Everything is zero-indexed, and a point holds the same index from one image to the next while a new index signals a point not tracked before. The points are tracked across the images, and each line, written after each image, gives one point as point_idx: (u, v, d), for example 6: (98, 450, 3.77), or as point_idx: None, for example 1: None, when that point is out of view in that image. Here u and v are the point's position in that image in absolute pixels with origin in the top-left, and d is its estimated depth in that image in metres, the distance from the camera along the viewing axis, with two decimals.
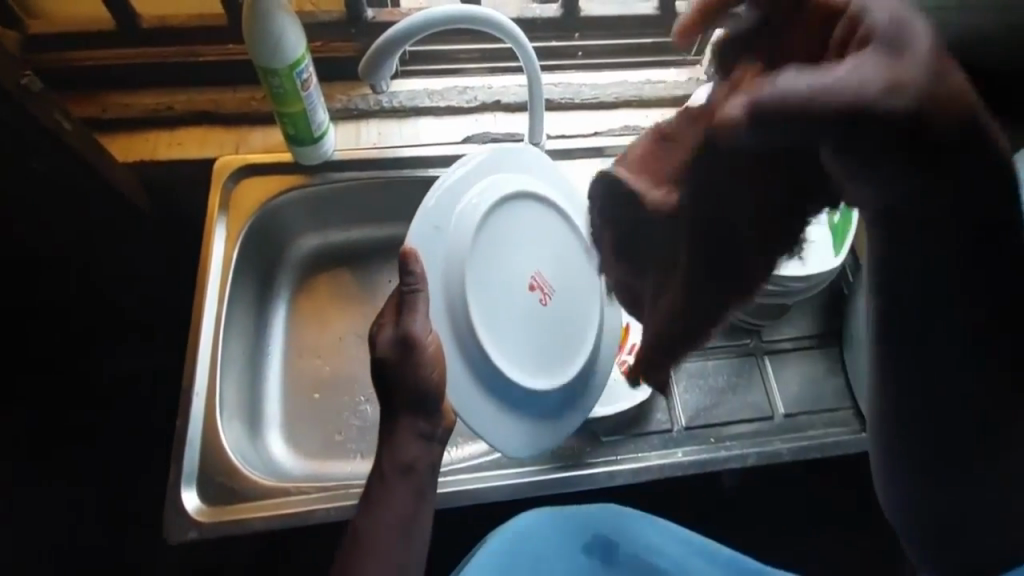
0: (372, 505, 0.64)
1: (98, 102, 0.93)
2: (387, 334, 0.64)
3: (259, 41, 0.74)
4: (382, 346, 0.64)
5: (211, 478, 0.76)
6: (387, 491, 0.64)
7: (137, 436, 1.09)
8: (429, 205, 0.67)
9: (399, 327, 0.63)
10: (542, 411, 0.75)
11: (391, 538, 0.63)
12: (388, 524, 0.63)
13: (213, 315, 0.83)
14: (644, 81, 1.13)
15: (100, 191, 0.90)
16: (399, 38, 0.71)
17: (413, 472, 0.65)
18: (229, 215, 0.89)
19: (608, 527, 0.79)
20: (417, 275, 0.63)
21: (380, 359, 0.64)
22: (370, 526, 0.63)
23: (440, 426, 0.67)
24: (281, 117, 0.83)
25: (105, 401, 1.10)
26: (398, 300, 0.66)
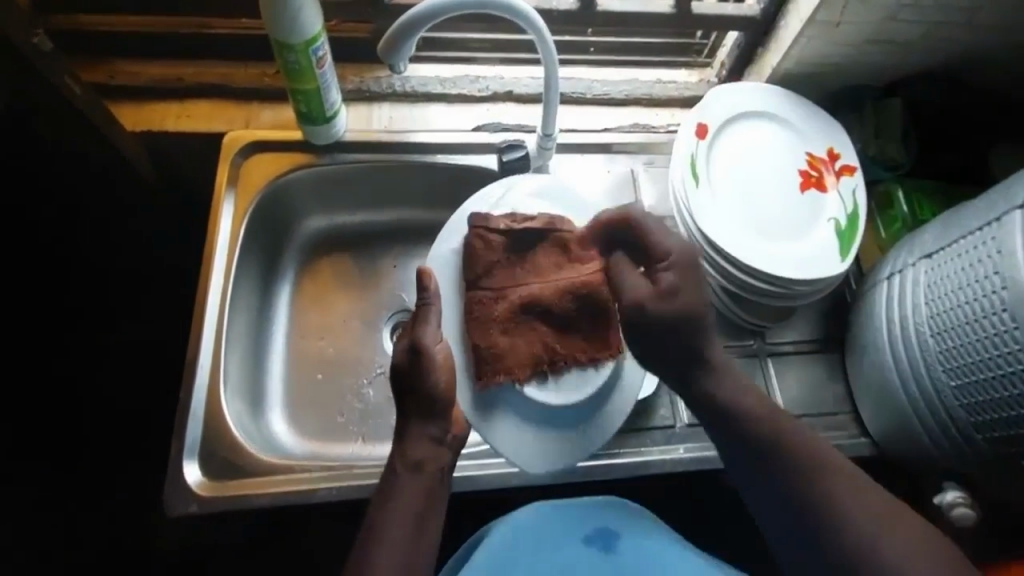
0: (386, 499, 0.66)
1: (107, 69, 0.91)
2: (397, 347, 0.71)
3: (275, 15, 0.73)
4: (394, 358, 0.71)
5: (213, 453, 0.76)
6: (398, 484, 0.66)
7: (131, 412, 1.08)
8: (444, 245, 0.82)
9: (412, 337, 0.70)
10: (556, 423, 0.78)
11: (404, 532, 0.64)
12: (402, 515, 0.64)
13: (218, 290, 0.82)
14: (655, 80, 1.14)
15: (107, 159, 0.88)
16: (417, 20, 0.70)
17: (425, 470, 0.68)
18: (237, 190, 0.88)
19: (602, 519, 0.80)
20: (431, 290, 0.71)
21: (393, 367, 0.71)
22: (384, 517, 0.64)
23: (448, 432, 0.71)
24: (294, 94, 0.82)
25: (97, 378, 1.08)
26: (413, 315, 0.72)
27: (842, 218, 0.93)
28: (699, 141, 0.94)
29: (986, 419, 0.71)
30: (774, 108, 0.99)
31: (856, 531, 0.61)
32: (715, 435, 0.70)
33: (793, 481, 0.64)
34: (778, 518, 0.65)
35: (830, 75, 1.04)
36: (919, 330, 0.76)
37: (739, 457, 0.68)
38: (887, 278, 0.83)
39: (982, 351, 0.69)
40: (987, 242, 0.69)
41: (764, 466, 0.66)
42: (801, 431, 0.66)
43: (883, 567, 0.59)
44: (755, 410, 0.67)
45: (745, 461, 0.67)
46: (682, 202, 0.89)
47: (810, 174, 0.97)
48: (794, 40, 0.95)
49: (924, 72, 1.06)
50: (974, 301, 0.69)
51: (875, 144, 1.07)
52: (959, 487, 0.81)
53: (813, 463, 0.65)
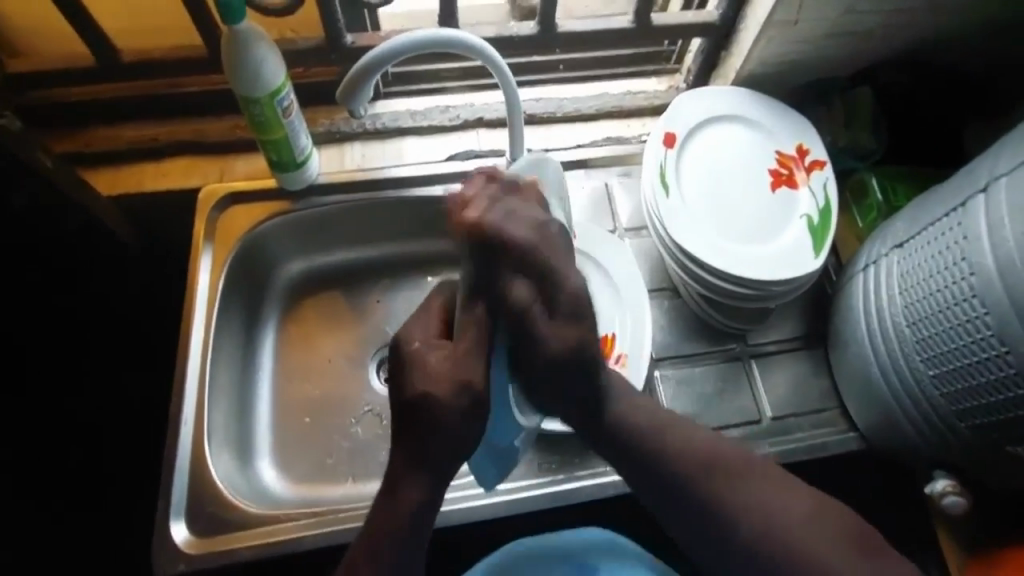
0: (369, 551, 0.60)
1: (81, 137, 0.93)
2: (422, 366, 0.60)
3: (238, 71, 0.76)
4: (418, 386, 0.58)
5: (200, 509, 0.77)
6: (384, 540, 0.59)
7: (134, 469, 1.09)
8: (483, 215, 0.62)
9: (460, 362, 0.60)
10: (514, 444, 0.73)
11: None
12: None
13: (200, 346, 0.84)
14: (624, 92, 1.16)
15: (85, 226, 0.90)
16: (374, 64, 0.73)
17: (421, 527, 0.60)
18: (215, 242, 0.89)
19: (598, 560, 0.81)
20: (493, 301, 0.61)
21: (418, 398, 0.58)
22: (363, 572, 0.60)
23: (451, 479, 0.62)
24: (264, 144, 0.84)
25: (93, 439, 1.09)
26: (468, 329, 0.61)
27: (814, 213, 0.94)
28: (668, 151, 0.95)
29: (965, 405, 0.72)
30: (741, 110, 1.00)
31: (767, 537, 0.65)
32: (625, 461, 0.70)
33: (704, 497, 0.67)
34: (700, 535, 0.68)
35: (793, 73, 1.06)
36: (895, 321, 0.77)
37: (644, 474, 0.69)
38: (862, 270, 0.83)
39: (956, 337, 0.69)
40: (954, 228, 0.70)
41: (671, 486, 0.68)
42: (663, 436, 0.70)
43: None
44: (694, 448, 0.69)
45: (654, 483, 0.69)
46: (654, 213, 0.90)
47: (780, 173, 0.98)
48: (754, 42, 0.97)
49: (888, 59, 1.07)
50: (946, 288, 0.70)
51: (844, 135, 1.09)
52: (949, 476, 0.80)
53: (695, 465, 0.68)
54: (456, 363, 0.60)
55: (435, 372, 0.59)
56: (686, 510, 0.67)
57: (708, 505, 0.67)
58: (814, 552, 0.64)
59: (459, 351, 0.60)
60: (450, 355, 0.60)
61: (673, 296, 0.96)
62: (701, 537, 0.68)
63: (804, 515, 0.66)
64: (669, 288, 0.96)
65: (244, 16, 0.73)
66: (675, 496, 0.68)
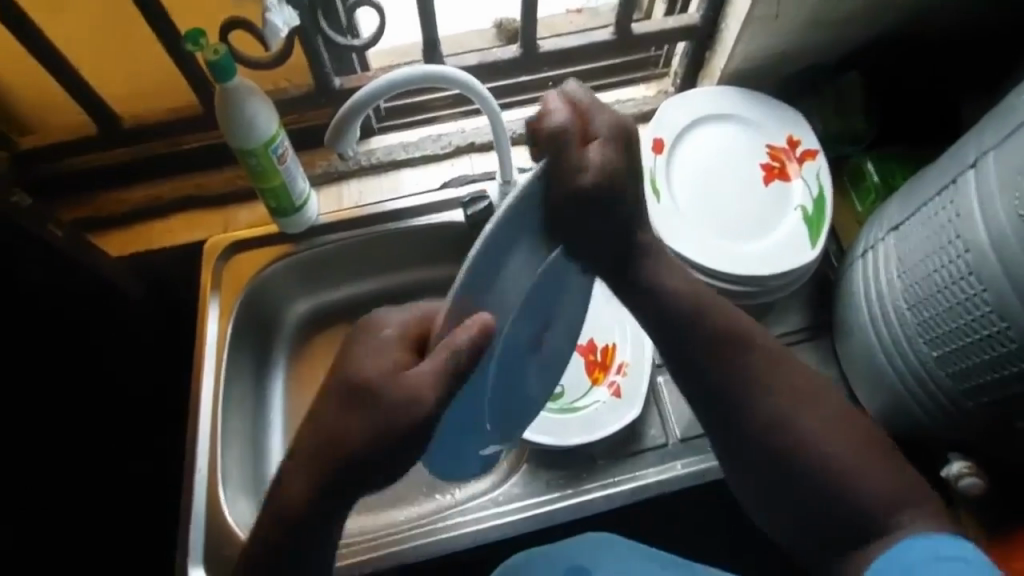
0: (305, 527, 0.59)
1: (89, 204, 0.98)
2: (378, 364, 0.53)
3: (232, 126, 0.79)
4: (360, 399, 0.53)
5: (217, 553, 0.80)
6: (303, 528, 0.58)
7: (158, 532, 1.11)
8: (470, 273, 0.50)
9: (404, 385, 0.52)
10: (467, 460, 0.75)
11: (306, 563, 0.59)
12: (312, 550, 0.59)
13: (211, 393, 0.87)
14: (613, 102, 1.17)
15: (100, 289, 0.95)
16: (358, 107, 0.76)
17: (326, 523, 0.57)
18: (221, 291, 0.93)
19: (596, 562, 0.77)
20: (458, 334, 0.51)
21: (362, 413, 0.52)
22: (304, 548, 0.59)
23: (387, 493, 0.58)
24: (262, 192, 0.88)
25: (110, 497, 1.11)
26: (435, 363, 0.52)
27: (809, 204, 0.94)
28: (657, 157, 0.96)
29: (973, 385, 0.70)
30: (728, 108, 1.00)
31: (822, 455, 0.65)
32: (692, 371, 0.68)
33: (766, 408, 0.66)
34: (757, 452, 0.67)
35: (780, 66, 1.05)
36: (896, 305, 0.76)
37: (710, 388, 0.67)
38: (862, 256, 0.83)
39: (958, 315, 0.68)
40: (947, 207, 0.69)
41: (735, 399, 0.66)
42: (740, 344, 0.67)
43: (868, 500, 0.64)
44: (761, 362, 0.67)
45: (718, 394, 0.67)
46: (646, 220, 0.91)
47: (772, 166, 0.97)
48: (737, 39, 0.96)
49: (884, 40, 1.04)
50: (945, 267, 0.69)
51: (838, 122, 1.09)
52: (965, 456, 0.79)
53: (768, 374, 0.66)
54: (414, 380, 0.51)
55: (389, 380, 0.52)
56: (743, 426, 0.66)
57: (772, 416, 0.66)
58: (866, 482, 0.64)
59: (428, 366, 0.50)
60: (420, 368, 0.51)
61: None
62: (765, 458, 0.66)
63: (848, 443, 0.65)
64: None
65: (234, 72, 0.76)
66: (734, 411, 0.67)
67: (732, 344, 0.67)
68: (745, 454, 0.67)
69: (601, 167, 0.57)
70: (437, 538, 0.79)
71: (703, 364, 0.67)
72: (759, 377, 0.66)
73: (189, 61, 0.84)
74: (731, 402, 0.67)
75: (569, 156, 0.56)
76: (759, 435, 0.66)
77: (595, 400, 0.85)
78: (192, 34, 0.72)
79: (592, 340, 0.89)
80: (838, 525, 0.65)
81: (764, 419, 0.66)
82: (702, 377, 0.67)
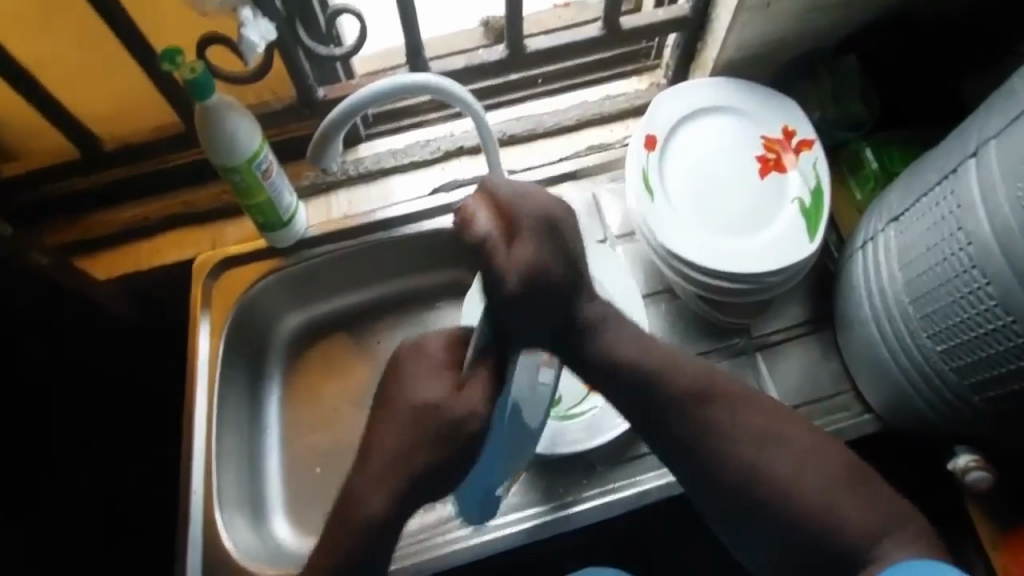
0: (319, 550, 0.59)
1: (75, 226, 0.97)
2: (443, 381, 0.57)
3: (214, 144, 0.78)
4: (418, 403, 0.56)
5: (217, 575, 0.80)
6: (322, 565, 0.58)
7: (161, 552, 1.10)
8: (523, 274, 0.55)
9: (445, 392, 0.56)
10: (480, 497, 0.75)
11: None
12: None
13: (204, 413, 0.86)
14: (604, 97, 1.15)
15: (90, 312, 0.94)
16: (339, 120, 0.74)
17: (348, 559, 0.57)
18: (212, 309, 0.92)
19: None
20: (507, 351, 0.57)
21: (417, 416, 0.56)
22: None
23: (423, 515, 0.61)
24: (248, 208, 0.86)
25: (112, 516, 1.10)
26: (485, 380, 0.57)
27: (806, 195, 0.92)
28: (649, 154, 0.94)
29: (979, 378, 0.69)
30: (721, 100, 0.98)
31: (792, 491, 0.61)
32: (641, 409, 0.63)
33: (722, 444, 0.62)
34: (720, 491, 0.63)
35: (774, 55, 1.02)
36: (898, 299, 0.74)
37: (665, 424, 0.63)
38: (861, 248, 0.80)
39: (962, 309, 0.66)
40: (948, 197, 0.67)
41: (688, 438, 0.63)
42: (694, 372, 0.63)
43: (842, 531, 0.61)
44: (716, 393, 0.63)
45: (667, 430, 0.63)
46: (640, 219, 0.89)
47: (768, 158, 0.95)
48: (729, 30, 0.94)
49: (881, 22, 1.01)
50: (947, 259, 0.66)
51: (835, 109, 1.06)
52: (972, 450, 0.79)
53: (722, 406, 0.63)
54: (466, 395, 0.56)
55: (455, 395, 0.56)
56: (701, 462, 0.63)
57: (731, 452, 0.62)
58: (840, 516, 0.61)
59: (475, 384, 0.56)
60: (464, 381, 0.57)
61: (671, 296, 0.94)
62: (727, 494, 0.63)
63: (818, 475, 0.62)
64: (666, 288, 0.95)
65: (213, 89, 0.75)
66: (689, 449, 0.63)
67: (690, 378, 0.63)
68: (705, 490, 0.64)
69: (526, 267, 0.53)
70: (436, 552, 0.78)
71: (653, 399, 0.62)
72: (710, 410, 0.62)
73: (165, 77, 0.82)
74: (683, 439, 0.63)
75: (496, 259, 0.53)
76: (716, 473, 0.63)
77: (593, 405, 0.83)
78: (168, 53, 0.71)
79: None
80: (813, 558, 0.62)
81: (721, 456, 0.62)
82: (649, 411, 0.63)
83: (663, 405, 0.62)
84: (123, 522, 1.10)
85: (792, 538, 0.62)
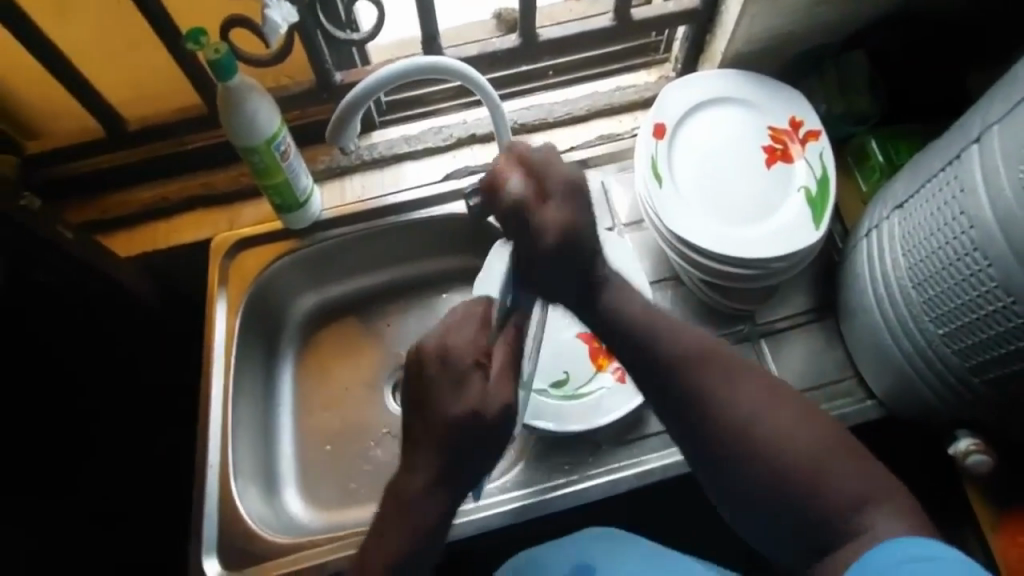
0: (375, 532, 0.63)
1: (95, 206, 0.99)
2: (462, 379, 0.61)
3: (235, 124, 0.80)
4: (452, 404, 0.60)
5: (231, 545, 0.82)
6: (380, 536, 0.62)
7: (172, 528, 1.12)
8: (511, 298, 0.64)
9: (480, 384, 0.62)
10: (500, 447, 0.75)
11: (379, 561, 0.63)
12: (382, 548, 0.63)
13: (221, 388, 0.88)
14: (614, 88, 1.17)
15: (109, 290, 0.96)
16: (358, 102, 0.76)
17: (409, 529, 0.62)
18: (229, 287, 0.94)
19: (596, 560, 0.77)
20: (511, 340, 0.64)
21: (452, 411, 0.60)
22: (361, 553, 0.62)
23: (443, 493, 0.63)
24: (266, 189, 0.88)
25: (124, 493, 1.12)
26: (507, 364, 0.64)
27: (812, 185, 0.93)
28: (658, 142, 0.95)
29: (978, 360, 0.70)
30: (730, 91, 1.00)
31: (795, 462, 0.64)
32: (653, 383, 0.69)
33: (726, 419, 0.66)
34: (728, 467, 0.66)
35: (783, 48, 1.04)
36: (901, 284, 0.76)
37: (676, 398, 0.68)
38: (866, 235, 0.82)
39: (963, 293, 0.68)
40: (951, 183, 0.68)
41: (694, 415, 0.67)
42: (699, 353, 0.69)
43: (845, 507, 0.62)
44: (723, 370, 0.68)
45: (677, 405, 0.68)
46: (648, 206, 0.90)
47: (775, 148, 0.97)
48: (739, 21, 0.95)
49: (889, 17, 1.03)
50: (949, 243, 0.68)
51: (841, 102, 1.07)
52: (972, 434, 0.81)
53: (726, 381, 0.68)
54: (496, 388, 0.62)
55: (476, 388, 0.61)
56: (707, 437, 0.67)
57: (738, 428, 0.65)
58: (844, 492, 0.63)
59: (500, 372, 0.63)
60: (490, 373, 0.63)
61: (677, 283, 0.96)
62: (733, 468, 0.66)
63: (822, 451, 0.64)
64: (672, 275, 0.96)
65: (235, 71, 0.77)
66: (695, 423, 0.67)
67: (693, 355, 0.69)
68: (713, 469, 0.68)
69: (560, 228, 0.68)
70: (443, 526, 0.79)
71: (662, 375, 0.69)
72: (715, 386, 0.67)
73: (189, 59, 0.84)
74: (690, 417, 0.68)
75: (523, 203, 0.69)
76: (723, 449, 0.66)
77: (599, 387, 0.85)
78: (193, 33, 0.72)
79: None
80: (815, 535, 0.64)
81: (728, 429, 0.66)
82: (661, 387, 0.69)
83: (674, 381, 0.68)
84: (134, 499, 1.12)
85: (798, 516, 0.64)
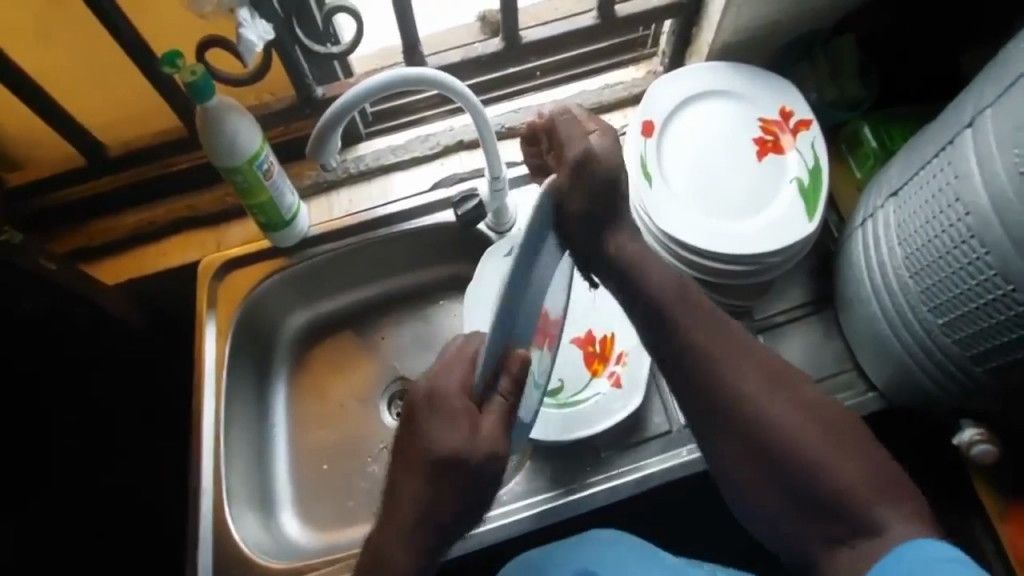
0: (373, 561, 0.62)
1: (81, 233, 0.99)
2: (457, 431, 0.58)
3: (215, 145, 0.79)
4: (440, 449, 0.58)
5: (227, 569, 0.81)
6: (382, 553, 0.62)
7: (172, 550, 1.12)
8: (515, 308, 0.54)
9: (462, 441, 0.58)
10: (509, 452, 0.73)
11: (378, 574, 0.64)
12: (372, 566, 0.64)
13: (213, 411, 0.88)
14: (602, 86, 1.15)
15: (97, 316, 0.96)
16: (337, 117, 0.75)
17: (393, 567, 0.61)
18: (218, 309, 0.93)
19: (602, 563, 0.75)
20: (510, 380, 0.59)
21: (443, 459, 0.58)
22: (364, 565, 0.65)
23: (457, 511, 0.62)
24: (251, 208, 0.87)
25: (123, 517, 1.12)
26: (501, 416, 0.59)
27: (805, 175, 0.92)
28: (647, 140, 0.94)
29: (980, 349, 0.69)
30: (718, 84, 0.98)
31: (803, 454, 0.66)
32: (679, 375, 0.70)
33: (746, 412, 0.67)
34: (746, 456, 0.68)
35: (771, 37, 1.02)
36: (897, 274, 0.74)
37: (700, 392, 0.69)
38: (862, 225, 0.80)
39: (960, 282, 0.66)
40: (945, 169, 0.66)
41: (717, 407, 0.69)
42: (723, 347, 0.69)
43: (849, 497, 0.65)
44: (748, 366, 0.69)
45: (702, 398, 0.69)
46: (638, 205, 0.89)
47: (766, 140, 0.95)
48: (723, 13, 0.93)
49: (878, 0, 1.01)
50: (944, 231, 0.66)
51: (833, 89, 1.05)
52: (977, 423, 0.79)
53: (751, 374, 0.68)
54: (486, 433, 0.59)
55: (469, 441, 0.58)
56: (732, 427, 0.68)
57: (755, 418, 0.67)
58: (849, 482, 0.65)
59: (493, 429, 0.59)
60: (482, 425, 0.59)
61: None
62: (749, 457, 0.68)
63: (830, 443, 0.66)
64: None
65: (212, 91, 0.76)
66: (717, 414, 0.69)
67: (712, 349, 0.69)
68: (731, 457, 0.69)
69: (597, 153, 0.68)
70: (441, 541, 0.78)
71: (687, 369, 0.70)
72: (740, 381, 0.68)
73: (166, 81, 0.84)
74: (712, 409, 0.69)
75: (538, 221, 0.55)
76: (746, 439, 0.68)
77: (595, 392, 0.84)
78: (169, 56, 0.71)
79: (591, 331, 0.88)
80: (821, 522, 0.66)
81: (745, 422, 0.68)
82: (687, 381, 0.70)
83: (699, 375, 0.69)
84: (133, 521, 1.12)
85: (808, 506, 0.66)
